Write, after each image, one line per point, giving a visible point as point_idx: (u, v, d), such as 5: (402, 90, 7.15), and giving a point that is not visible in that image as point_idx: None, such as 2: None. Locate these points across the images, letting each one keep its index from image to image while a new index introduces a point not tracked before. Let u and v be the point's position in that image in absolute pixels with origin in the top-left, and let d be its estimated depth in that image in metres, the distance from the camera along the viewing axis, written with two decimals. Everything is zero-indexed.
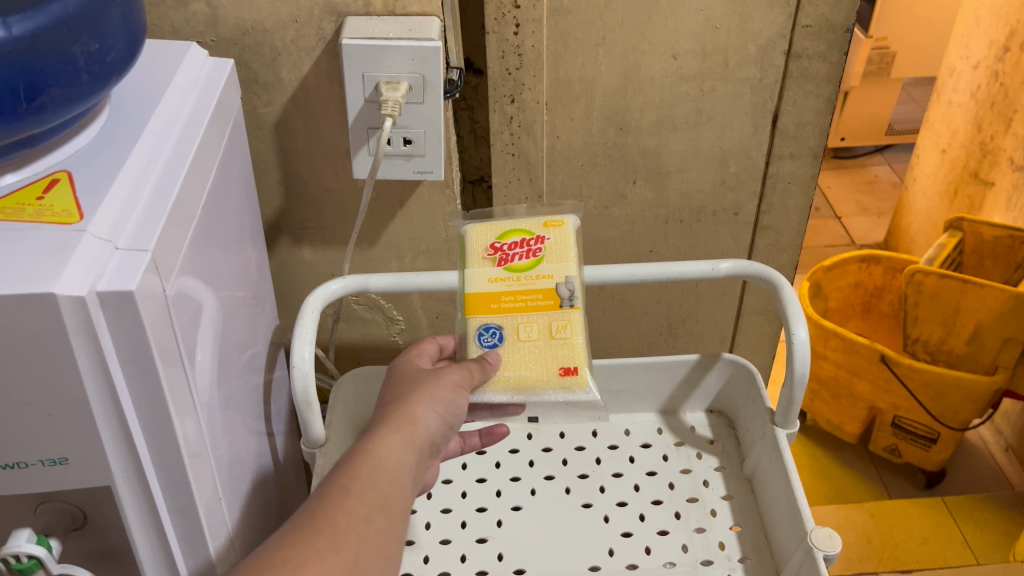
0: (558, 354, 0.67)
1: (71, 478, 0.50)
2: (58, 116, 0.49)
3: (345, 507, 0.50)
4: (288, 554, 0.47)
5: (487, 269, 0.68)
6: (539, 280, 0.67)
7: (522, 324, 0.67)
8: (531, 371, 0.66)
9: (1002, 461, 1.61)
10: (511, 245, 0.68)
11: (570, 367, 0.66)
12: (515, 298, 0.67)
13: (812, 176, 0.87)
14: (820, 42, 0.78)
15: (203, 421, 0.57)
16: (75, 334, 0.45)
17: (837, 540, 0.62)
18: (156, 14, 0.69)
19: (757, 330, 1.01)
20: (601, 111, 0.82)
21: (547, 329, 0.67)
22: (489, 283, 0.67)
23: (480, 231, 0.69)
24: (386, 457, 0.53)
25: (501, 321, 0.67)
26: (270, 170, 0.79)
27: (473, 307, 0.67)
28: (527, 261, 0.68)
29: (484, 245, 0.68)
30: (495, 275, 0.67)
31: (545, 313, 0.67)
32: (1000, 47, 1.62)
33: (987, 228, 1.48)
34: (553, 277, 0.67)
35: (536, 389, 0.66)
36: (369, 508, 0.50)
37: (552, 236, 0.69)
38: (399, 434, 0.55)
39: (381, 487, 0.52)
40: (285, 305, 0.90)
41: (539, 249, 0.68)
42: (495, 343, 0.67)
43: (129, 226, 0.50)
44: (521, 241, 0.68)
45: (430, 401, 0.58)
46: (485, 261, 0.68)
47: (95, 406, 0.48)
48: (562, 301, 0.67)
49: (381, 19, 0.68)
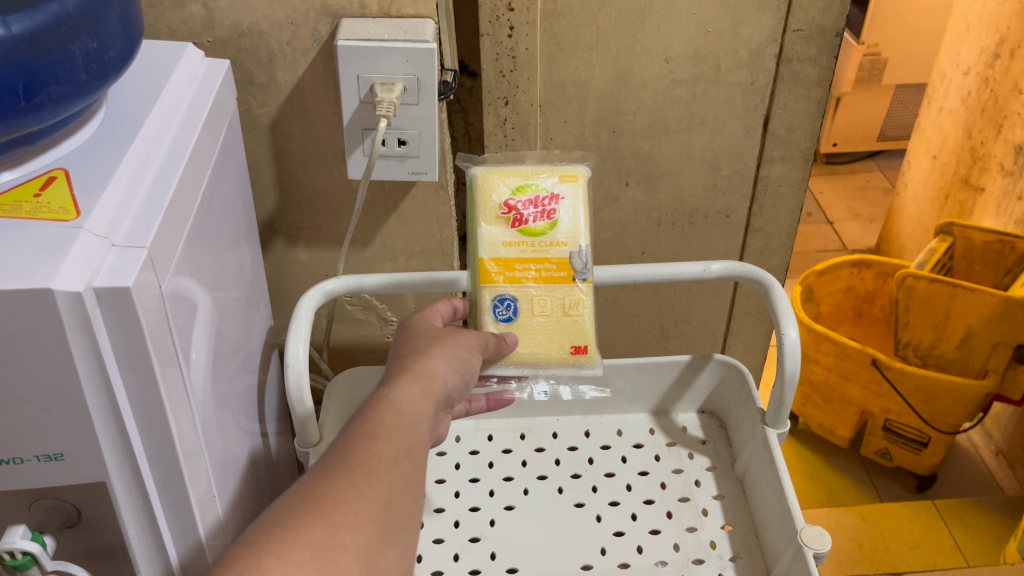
0: (569, 331, 0.67)
1: (66, 474, 0.51)
2: (56, 114, 0.49)
3: (375, 450, 0.50)
4: (324, 490, 0.47)
5: (501, 231, 0.65)
6: (552, 248, 0.66)
7: (537, 297, 0.66)
8: (544, 348, 0.67)
9: (993, 464, 1.63)
10: (527, 204, 0.65)
11: (581, 346, 0.67)
12: (529, 268, 0.66)
13: (803, 179, 0.88)
14: (810, 46, 0.79)
15: (197, 418, 0.57)
16: (71, 331, 0.45)
17: (826, 539, 0.63)
18: (153, 16, 0.70)
19: (748, 331, 1.02)
20: (594, 114, 0.82)
21: (560, 305, 0.66)
22: (503, 248, 0.65)
23: (494, 182, 0.66)
24: (409, 406, 0.53)
25: (516, 292, 0.66)
26: (264, 171, 0.79)
27: (488, 276, 0.65)
28: (541, 225, 0.66)
29: (498, 203, 0.65)
30: (510, 239, 0.65)
31: (559, 287, 0.66)
32: (990, 54, 1.64)
33: (976, 233, 1.50)
34: (567, 245, 0.66)
35: (547, 365, 0.67)
36: (397, 452, 0.50)
37: (565, 195, 0.66)
38: (420, 385, 0.55)
39: (407, 434, 0.52)
40: (278, 306, 0.90)
41: (554, 212, 0.66)
42: (511, 316, 0.66)
43: (126, 223, 0.50)
44: (536, 200, 0.66)
45: (447, 357, 0.58)
46: (499, 221, 0.65)
47: (91, 402, 0.48)
48: (576, 274, 0.66)
49: (376, 21, 0.68)
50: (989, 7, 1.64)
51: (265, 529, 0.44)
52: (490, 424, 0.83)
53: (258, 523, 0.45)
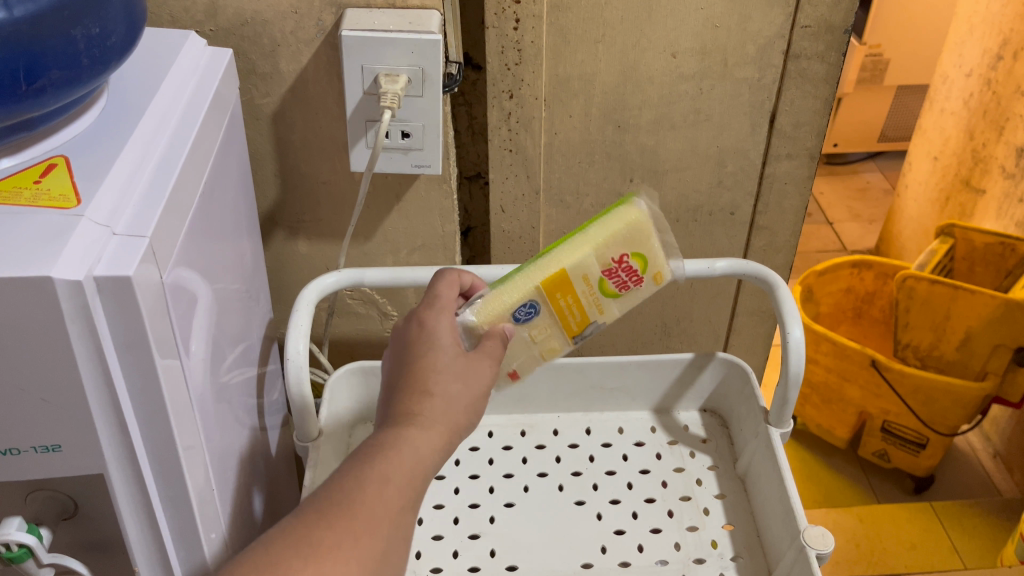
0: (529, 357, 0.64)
1: (64, 466, 0.50)
2: (57, 100, 0.49)
3: (384, 498, 0.49)
4: (323, 533, 0.46)
5: (592, 266, 0.60)
6: (595, 306, 0.62)
7: (543, 323, 0.62)
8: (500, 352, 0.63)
9: (990, 467, 1.62)
10: (630, 273, 0.60)
11: (515, 372, 0.65)
12: (570, 302, 0.61)
13: (808, 177, 0.88)
14: (818, 43, 0.78)
15: (195, 411, 0.56)
16: (70, 319, 0.45)
17: (829, 539, 0.62)
18: (156, 3, 0.69)
19: (751, 330, 1.01)
20: (599, 109, 0.82)
21: (545, 339, 0.63)
22: (578, 276, 0.60)
23: (632, 233, 0.60)
24: (424, 455, 0.52)
25: (543, 308, 0.61)
26: (266, 162, 0.78)
27: (550, 282, 0.60)
28: (616, 289, 0.61)
29: (619, 248, 0.60)
30: (588, 275, 0.60)
31: (563, 331, 0.63)
32: (994, 55, 1.63)
33: (978, 235, 1.49)
34: (603, 315, 0.62)
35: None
36: (403, 500, 0.50)
37: (647, 283, 0.62)
38: (436, 432, 0.53)
39: (413, 483, 0.51)
40: (278, 299, 0.90)
41: (632, 288, 0.61)
42: (526, 316, 0.62)
43: (126, 213, 0.49)
44: (633, 270, 0.61)
45: (467, 400, 0.56)
46: (602, 259, 0.60)
47: (89, 392, 0.47)
48: (580, 335, 0.63)
49: (381, 11, 0.68)
50: (993, 8, 1.64)
51: (253, 567, 0.44)
52: (490, 421, 0.82)
53: (255, 552, 0.45)
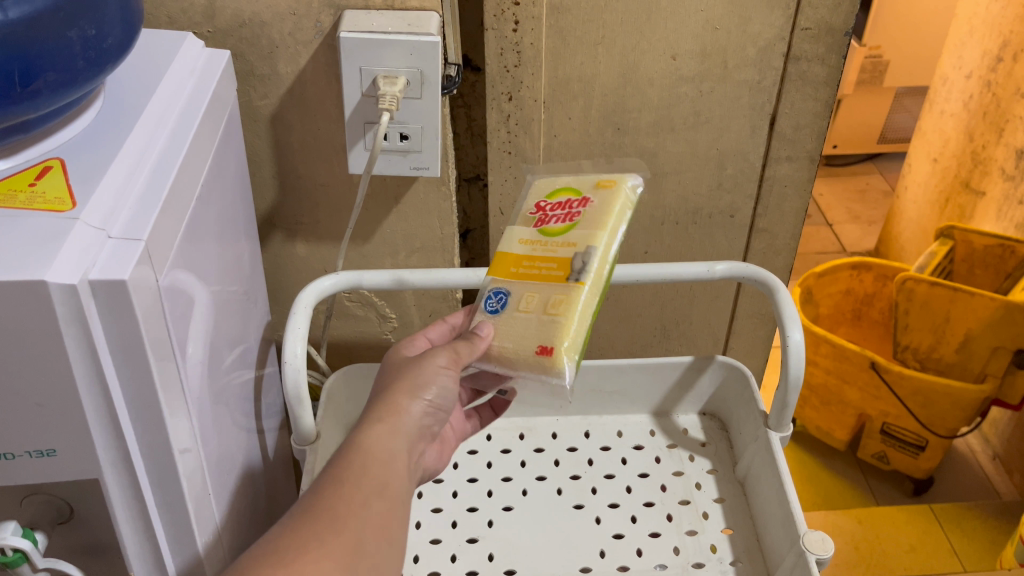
0: (545, 329, 0.58)
1: (59, 470, 0.50)
2: (52, 102, 0.48)
3: (342, 496, 0.51)
4: (288, 541, 0.48)
5: (523, 229, 0.63)
6: (561, 248, 0.60)
7: (527, 293, 0.60)
8: (512, 343, 0.59)
9: (989, 469, 1.62)
10: (555, 206, 0.63)
11: (547, 346, 0.57)
12: (533, 263, 0.61)
13: (808, 180, 0.88)
14: (819, 45, 0.78)
15: (192, 415, 0.56)
16: (65, 323, 0.44)
17: (829, 544, 0.62)
18: (153, 4, 0.68)
19: (751, 333, 1.01)
20: (598, 111, 0.81)
21: (543, 302, 0.59)
22: (519, 244, 0.62)
23: (541, 188, 0.65)
24: (376, 448, 0.53)
25: (511, 287, 0.61)
26: (264, 164, 0.78)
27: (497, 267, 0.63)
28: (561, 224, 0.61)
29: (532, 204, 0.64)
30: (527, 237, 0.62)
31: (552, 284, 0.59)
32: (994, 57, 1.63)
33: (977, 238, 1.49)
34: (575, 246, 0.60)
35: (512, 363, 0.59)
36: (365, 494, 0.52)
37: (594, 199, 0.62)
38: (384, 424, 0.54)
39: (376, 476, 0.53)
40: (276, 301, 0.89)
41: (578, 213, 0.61)
42: (499, 306, 0.61)
43: (122, 216, 0.49)
44: (565, 202, 0.63)
45: (414, 390, 0.56)
46: (527, 220, 0.63)
47: (85, 396, 0.47)
48: (573, 273, 0.59)
49: (379, 13, 0.67)
50: (993, 9, 1.64)
51: None
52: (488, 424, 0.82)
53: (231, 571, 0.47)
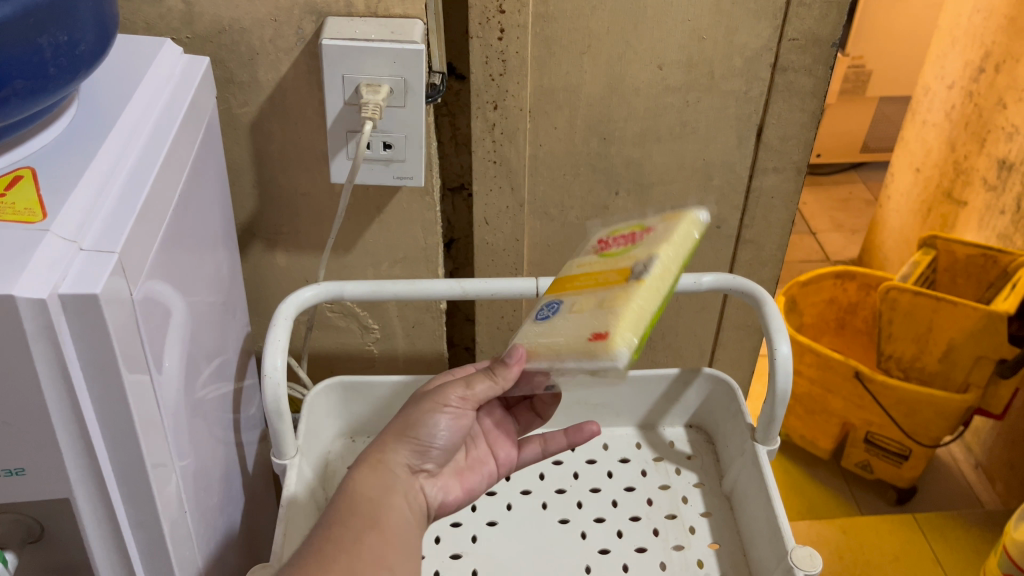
0: (593, 321, 0.55)
1: (29, 489, 0.48)
2: (23, 110, 0.47)
3: (330, 537, 0.53)
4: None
5: (588, 260, 0.67)
6: (621, 261, 0.61)
7: (584, 299, 0.59)
8: (564, 338, 0.56)
9: (973, 478, 1.63)
10: (617, 241, 0.67)
11: (601, 331, 0.54)
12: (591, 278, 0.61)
13: (795, 191, 0.87)
14: (806, 56, 0.78)
15: (168, 430, 0.55)
16: (33, 339, 0.43)
17: (817, 560, 0.61)
18: (130, 9, 0.67)
19: (736, 344, 1.00)
20: (584, 120, 0.81)
21: (598, 301, 0.57)
22: (576, 269, 0.67)
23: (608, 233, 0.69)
24: (364, 489, 0.55)
25: (568, 299, 0.61)
26: (244, 172, 0.77)
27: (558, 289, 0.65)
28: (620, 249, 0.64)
29: (597, 243, 0.69)
30: (587, 263, 0.66)
31: (608, 287, 0.58)
32: (976, 68, 1.64)
33: (960, 247, 1.50)
34: (634, 258, 0.59)
35: (564, 357, 0.55)
36: (353, 531, 0.54)
37: (661, 226, 0.62)
38: (373, 467, 0.57)
39: (366, 512, 0.55)
40: (256, 312, 0.88)
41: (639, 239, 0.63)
42: (551, 314, 0.61)
43: (95, 228, 0.47)
44: (627, 235, 0.67)
45: (405, 432, 0.58)
46: (591, 254, 0.67)
47: (55, 413, 0.45)
48: (631, 275, 0.58)
49: (363, 20, 0.66)
50: (974, 21, 1.65)
51: None
52: None
53: None
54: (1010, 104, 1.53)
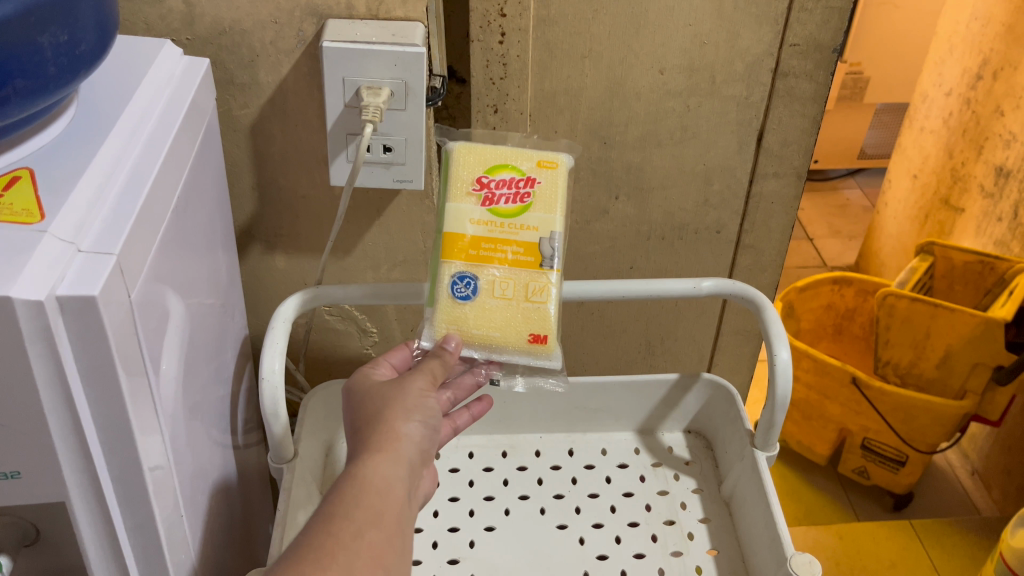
0: (529, 318, 0.64)
1: (24, 492, 0.47)
2: (21, 109, 0.46)
3: (331, 530, 0.46)
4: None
5: (470, 207, 0.63)
6: (522, 231, 0.63)
7: (499, 278, 0.63)
8: (499, 332, 0.63)
9: (969, 484, 1.63)
10: (501, 184, 0.63)
11: (540, 334, 0.64)
12: (494, 246, 0.63)
13: (795, 197, 0.87)
14: (806, 61, 0.78)
15: (164, 432, 0.54)
16: (30, 341, 0.42)
17: (817, 567, 0.61)
18: (129, 10, 0.67)
19: (735, 349, 1.00)
20: (585, 124, 0.81)
21: (523, 289, 0.63)
22: (470, 224, 0.63)
23: (468, 159, 0.64)
24: (374, 477, 0.50)
25: (476, 271, 0.63)
26: (243, 175, 0.76)
27: (451, 251, 0.63)
28: (514, 206, 0.63)
29: (472, 178, 0.63)
30: (478, 216, 0.63)
31: (524, 271, 0.63)
32: (973, 75, 1.65)
33: (957, 254, 1.50)
34: (538, 230, 0.63)
35: (502, 351, 0.63)
36: (357, 524, 0.47)
37: (542, 178, 0.64)
38: (383, 453, 0.51)
39: (370, 504, 0.49)
40: (254, 315, 0.87)
41: (528, 194, 0.63)
42: (470, 294, 0.63)
43: (93, 229, 0.47)
44: (509, 179, 0.63)
45: (405, 413, 0.54)
46: (470, 198, 0.63)
47: (51, 416, 0.45)
48: (544, 260, 0.63)
49: (364, 23, 0.66)
50: (972, 28, 1.66)
51: None
52: (469, 441, 0.81)
53: None
54: (1008, 112, 1.53)
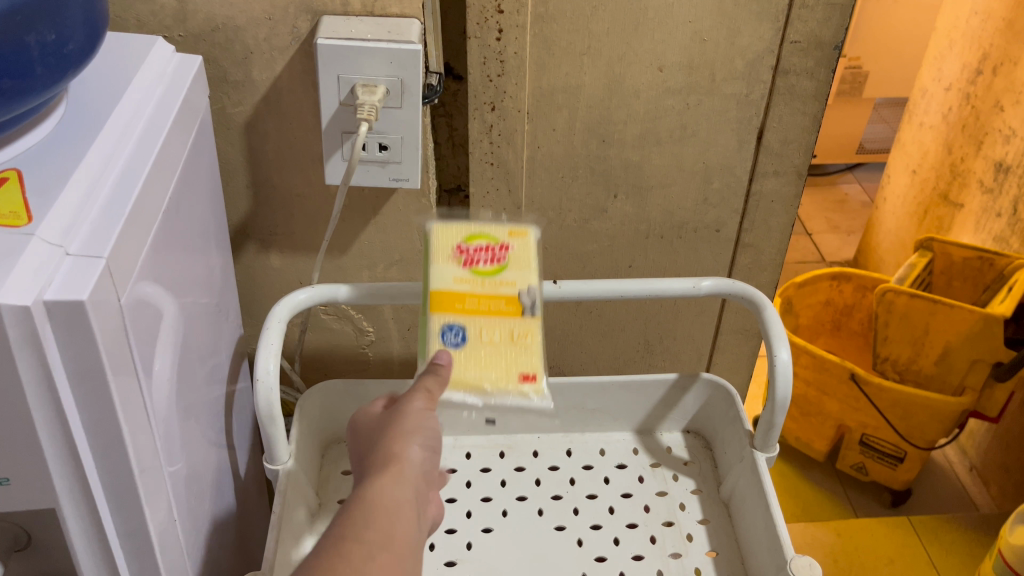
0: (517, 362, 0.61)
1: (12, 499, 0.47)
2: (8, 110, 0.45)
3: (340, 553, 0.45)
4: None
5: (452, 269, 0.63)
6: (502, 286, 0.63)
7: (484, 329, 0.62)
8: (489, 378, 0.60)
9: (967, 480, 1.63)
10: (478, 248, 0.64)
11: (529, 373, 0.61)
12: (478, 302, 0.62)
13: (795, 195, 0.86)
14: (808, 59, 0.77)
15: (157, 436, 0.54)
16: (18, 347, 0.41)
17: (816, 569, 0.60)
18: (121, 6, 0.66)
19: (735, 348, 0.99)
20: (583, 122, 0.80)
21: (507, 337, 0.62)
22: (453, 282, 0.62)
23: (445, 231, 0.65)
24: (382, 500, 0.49)
25: (464, 324, 0.62)
26: (237, 173, 0.75)
27: (437, 305, 0.62)
28: (492, 266, 0.63)
29: (449, 246, 0.64)
30: (460, 276, 0.63)
31: (507, 321, 0.62)
32: (973, 70, 1.64)
33: (956, 250, 1.50)
34: (516, 284, 0.63)
35: (496, 396, 0.60)
36: (367, 548, 0.46)
37: (517, 244, 0.65)
38: (389, 476, 0.51)
39: (380, 526, 0.48)
40: (249, 314, 0.86)
41: (504, 256, 0.64)
42: (458, 345, 0.61)
43: (81, 231, 0.46)
44: (486, 246, 0.64)
45: (407, 435, 0.54)
46: (449, 261, 0.63)
47: (40, 422, 0.44)
48: (525, 309, 0.62)
49: (358, 19, 0.65)
50: (973, 23, 1.65)
51: None
52: (466, 441, 0.80)
53: None
54: (1007, 108, 1.52)
